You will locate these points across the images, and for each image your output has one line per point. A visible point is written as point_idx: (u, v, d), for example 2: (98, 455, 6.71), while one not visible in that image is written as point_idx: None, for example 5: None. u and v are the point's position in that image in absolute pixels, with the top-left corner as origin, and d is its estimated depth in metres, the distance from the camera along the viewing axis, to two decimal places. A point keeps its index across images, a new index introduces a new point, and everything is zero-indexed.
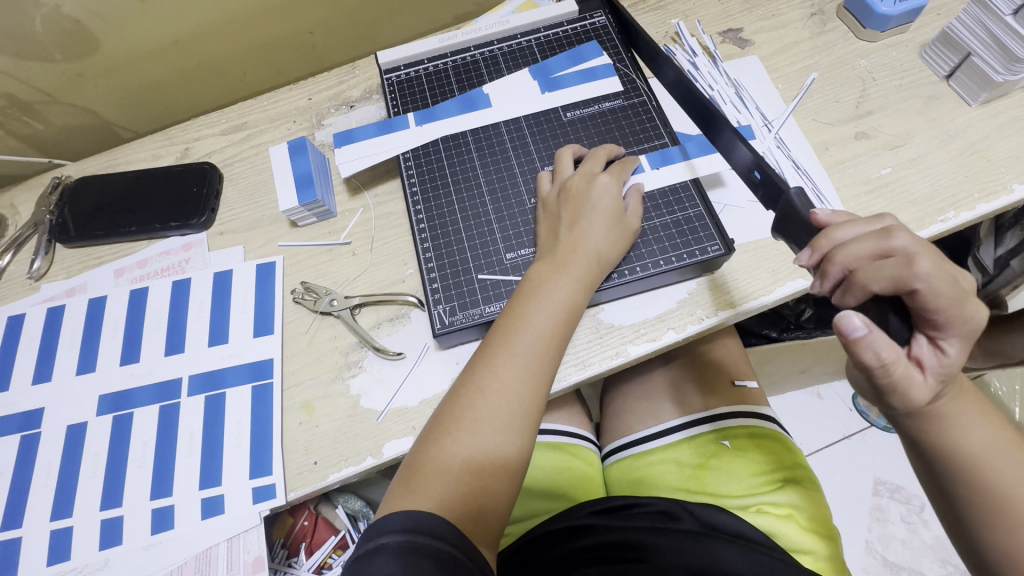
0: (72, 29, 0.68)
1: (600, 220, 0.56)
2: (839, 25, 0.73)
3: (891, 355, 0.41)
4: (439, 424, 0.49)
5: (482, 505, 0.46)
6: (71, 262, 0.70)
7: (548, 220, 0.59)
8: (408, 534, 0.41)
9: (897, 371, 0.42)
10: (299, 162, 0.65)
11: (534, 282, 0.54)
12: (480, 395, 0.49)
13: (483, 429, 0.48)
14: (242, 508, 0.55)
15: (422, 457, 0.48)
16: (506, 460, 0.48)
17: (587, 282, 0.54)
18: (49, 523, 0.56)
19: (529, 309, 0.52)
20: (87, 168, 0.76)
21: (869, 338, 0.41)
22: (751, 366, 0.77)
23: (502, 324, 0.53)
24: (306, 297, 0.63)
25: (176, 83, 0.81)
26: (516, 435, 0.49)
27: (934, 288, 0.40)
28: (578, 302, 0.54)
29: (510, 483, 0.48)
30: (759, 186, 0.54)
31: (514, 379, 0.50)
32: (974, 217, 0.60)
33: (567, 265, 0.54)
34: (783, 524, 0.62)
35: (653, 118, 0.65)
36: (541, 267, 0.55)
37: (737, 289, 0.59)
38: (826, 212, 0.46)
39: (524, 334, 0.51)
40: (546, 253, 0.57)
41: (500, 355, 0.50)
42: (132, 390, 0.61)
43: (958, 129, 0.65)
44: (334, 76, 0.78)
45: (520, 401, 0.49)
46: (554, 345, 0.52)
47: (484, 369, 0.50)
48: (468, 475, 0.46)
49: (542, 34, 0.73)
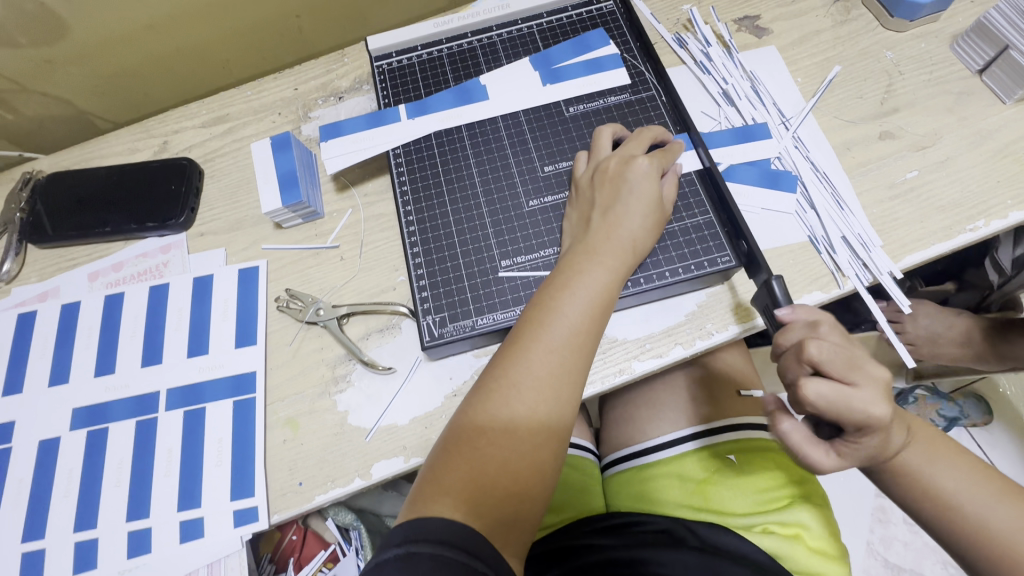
0: (38, 12, 0.63)
1: (638, 203, 0.52)
2: (864, 13, 0.68)
3: (789, 428, 0.45)
4: (470, 420, 0.45)
5: (519, 513, 0.43)
6: (43, 263, 0.66)
7: (580, 207, 0.55)
8: (429, 545, 0.38)
9: (797, 443, 0.45)
10: (283, 158, 0.61)
11: (564, 274, 0.50)
12: (514, 393, 0.45)
13: (519, 432, 0.44)
14: (222, 531, 0.52)
15: (454, 460, 0.44)
16: (543, 465, 0.44)
17: (621, 273, 0.50)
18: (21, 545, 0.53)
19: (562, 301, 0.48)
20: (60, 163, 0.71)
21: (775, 413, 0.46)
22: (757, 375, 0.73)
23: (532, 315, 0.48)
24: (291, 305, 0.60)
25: (154, 71, 0.76)
26: (552, 439, 0.45)
27: (820, 408, 0.42)
28: (611, 295, 0.49)
29: (545, 488, 0.45)
30: (743, 255, 0.54)
31: (550, 375, 0.46)
32: (1006, 226, 0.56)
33: (599, 253, 0.50)
34: (791, 546, 0.59)
35: (662, 114, 0.61)
36: (572, 258, 0.51)
37: (748, 303, 0.55)
38: (787, 309, 0.47)
39: (556, 328, 0.47)
40: (577, 241, 0.52)
41: (533, 350, 0.46)
42: (107, 404, 0.57)
43: (991, 129, 0.60)
44: (322, 64, 0.73)
45: (558, 399, 0.46)
46: (586, 342, 0.47)
47: (516, 364, 0.46)
48: (504, 480, 0.43)
49: (544, 20, 0.68)
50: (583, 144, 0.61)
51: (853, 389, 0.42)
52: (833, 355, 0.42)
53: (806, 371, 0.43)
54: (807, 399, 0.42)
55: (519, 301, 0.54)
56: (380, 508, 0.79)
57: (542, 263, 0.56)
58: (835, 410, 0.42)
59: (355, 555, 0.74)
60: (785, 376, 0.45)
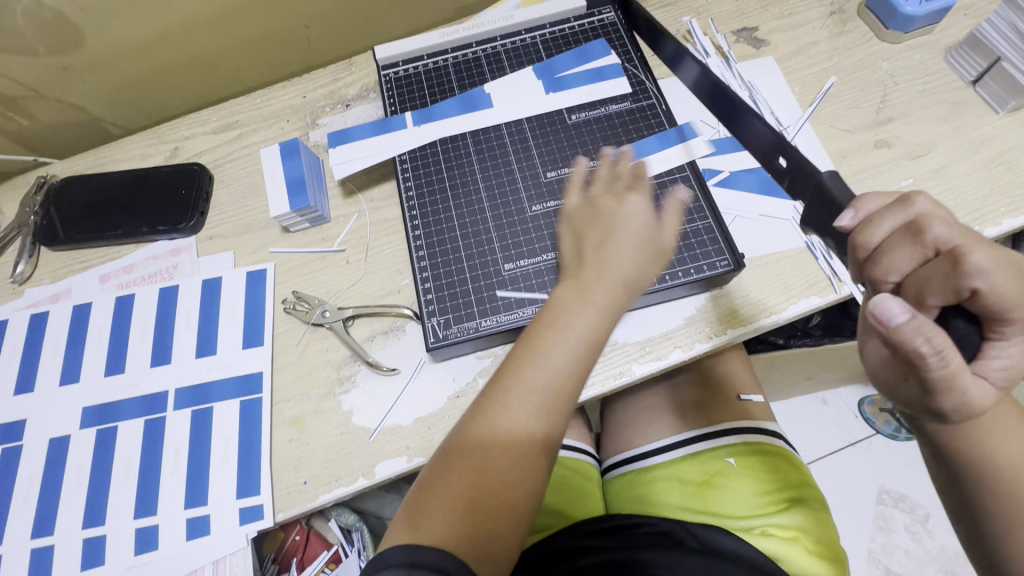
0: (56, 21, 0.65)
1: (628, 239, 0.47)
2: (859, 25, 0.69)
3: (945, 341, 0.33)
4: (456, 446, 0.43)
5: (489, 552, 0.41)
6: (56, 265, 0.67)
7: (569, 232, 0.49)
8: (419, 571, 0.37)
9: (955, 363, 0.33)
10: (291, 164, 0.63)
11: (553, 311, 0.45)
12: (490, 434, 0.43)
13: (494, 474, 0.42)
14: (228, 529, 0.53)
15: (429, 491, 0.42)
16: (515, 507, 0.42)
17: (613, 315, 0.45)
18: (30, 541, 0.54)
19: (549, 342, 0.44)
20: (73, 168, 0.73)
21: (914, 325, 0.33)
22: (757, 380, 0.74)
23: (516, 352, 0.45)
24: (298, 307, 0.61)
25: (167, 79, 0.78)
26: (526, 482, 0.42)
27: (997, 286, 0.33)
28: (602, 336, 0.45)
29: (519, 528, 0.43)
30: (784, 174, 0.49)
31: (532, 419, 0.42)
32: (1000, 232, 0.57)
33: (589, 287, 0.45)
34: (789, 548, 0.59)
35: (662, 122, 0.62)
36: (562, 291, 0.46)
37: (747, 307, 0.56)
38: (848, 214, 0.40)
39: (540, 371, 0.43)
40: (567, 272, 0.47)
41: (512, 392, 0.43)
42: (117, 403, 0.59)
43: (985, 138, 0.61)
44: (330, 73, 0.75)
45: (535, 445, 0.43)
46: (572, 387, 0.43)
47: (496, 404, 0.43)
48: (474, 518, 0.41)
49: (547, 31, 0.70)
50: (585, 151, 0.62)
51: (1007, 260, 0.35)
52: (955, 230, 0.35)
53: (931, 252, 0.35)
54: (979, 275, 0.32)
55: (522, 304, 0.55)
56: (383, 510, 0.80)
57: (544, 267, 0.57)
58: (1010, 289, 0.34)
59: (356, 556, 0.74)
60: (895, 274, 0.36)
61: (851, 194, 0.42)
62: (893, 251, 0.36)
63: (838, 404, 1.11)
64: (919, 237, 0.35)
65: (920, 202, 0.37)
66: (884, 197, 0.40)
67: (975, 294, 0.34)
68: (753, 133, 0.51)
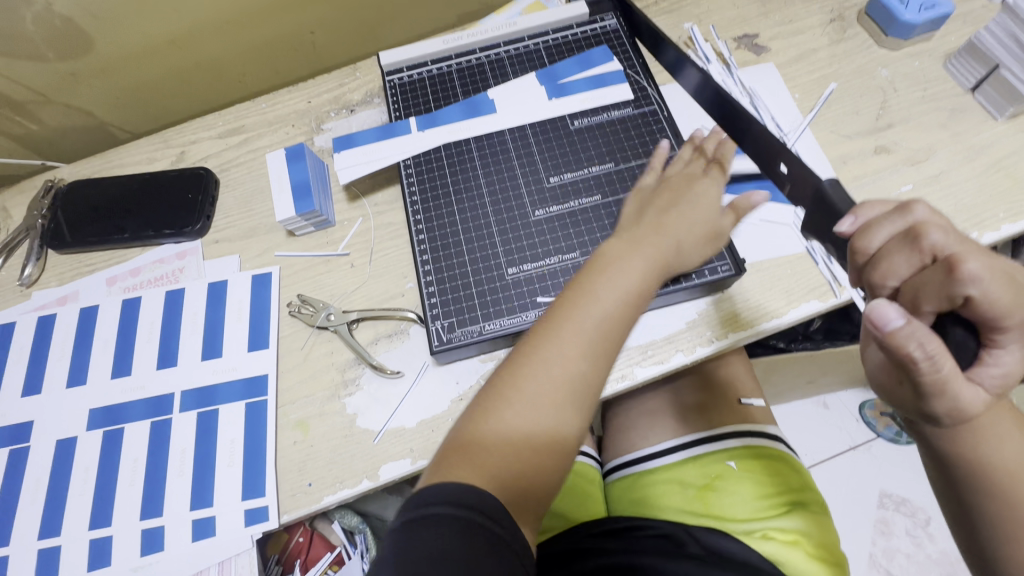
0: (65, 27, 0.66)
1: (692, 215, 0.52)
2: (859, 32, 0.70)
3: (938, 346, 0.34)
4: (502, 377, 0.45)
5: (530, 483, 0.42)
6: (64, 268, 0.68)
7: (636, 198, 0.56)
8: (442, 507, 0.37)
9: (947, 368, 0.34)
10: (296, 168, 0.63)
11: (605, 261, 0.49)
12: (543, 366, 0.44)
13: (541, 406, 0.43)
14: (234, 530, 0.53)
15: (477, 421, 0.44)
16: (561, 443, 0.44)
17: (659, 272, 0.49)
18: (37, 542, 0.55)
19: (597, 286, 0.47)
20: (80, 172, 0.74)
21: (909, 330, 0.33)
22: (758, 384, 0.74)
23: (567, 294, 0.47)
24: (302, 310, 0.62)
25: (173, 84, 0.79)
26: (570, 418, 0.44)
27: (991, 294, 0.33)
28: (647, 288, 0.48)
29: (559, 464, 0.44)
30: (786, 180, 0.48)
31: (580, 357, 0.45)
32: (998, 238, 0.58)
33: (642, 240, 0.50)
34: (789, 552, 0.60)
35: (664, 127, 0.63)
36: (614, 245, 0.50)
37: (748, 312, 0.57)
38: (849, 218, 0.40)
39: (591, 310, 0.46)
40: (625, 229, 0.52)
41: (564, 327, 0.45)
42: (124, 405, 0.59)
43: (983, 144, 0.62)
44: (335, 78, 0.76)
45: (584, 383, 0.45)
46: (617, 334, 0.46)
47: (549, 340, 0.45)
48: (523, 446, 0.43)
49: (551, 37, 0.70)
50: (588, 156, 0.63)
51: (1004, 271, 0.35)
52: (954, 237, 0.35)
53: (929, 259, 0.36)
54: (972, 283, 0.33)
55: (526, 307, 0.56)
56: (385, 512, 0.80)
57: (547, 271, 0.57)
58: (1004, 297, 0.34)
59: (360, 557, 0.75)
60: (893, 280, 0.37)
61: (850, 201, 0.42)
62: (892, 257, 0.37)
63: (839, 407, 1.12)
64: (917, 244, 0.36)
65: (920, 209, 0.37)
66: (887, 204, 0.40)
67: (969, 302, 0.34)
68: (753, 137, 0.51)
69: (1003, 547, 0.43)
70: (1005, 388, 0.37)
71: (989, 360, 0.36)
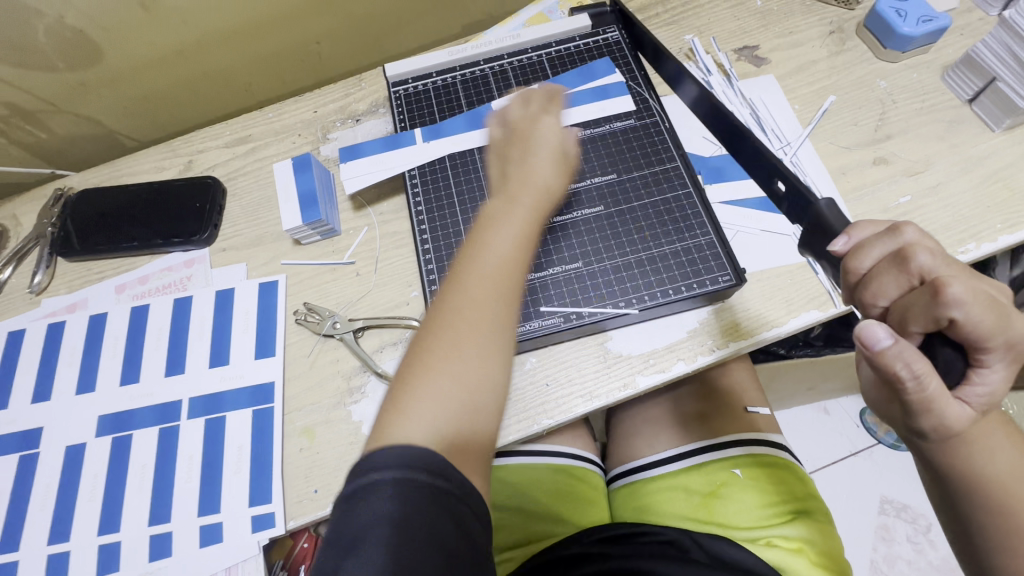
0: (76, 39, 0.67)
1: (549, 154, 0.56)
2: (858, 44, 0.71)
3: (924, 366, 0.35)
4: (417, 347, 0.45)
5: (475, 440, 0.42)
6: (73, 276, 0.69)
7: (497, 161, 0.58)
8: (413, 472, 0.37)
9: (933, 387, 0.35)
10: (304, 178, 0.64)
11: (488, 214, 0.52)
12: (448, 320, 0.45)
13: (456, 361, 0.43)
14: (241, 535, 0.54)
15: (398, 396, 0.42)
16: (490, 389, 0.44)
17: (537, 209, 0.53)
18: (46, 548, 0.56)
19: (490, 236, 0.49)
20: (89, 180, 0.75)
21: (896, 350, 0.34)
22: (762, 393, 0.75)
23: (460, 254, 0.49)
24: (309, 318, 0.62)
25: (181, 93, 0.80)
26: (492, 365, 0.44)
27: (973, 317, 0.34)
28: (533, 227, 0.51)
29: (494, 412, 0.44)
30: (783, 198, 0.49)
31: (487, 300, 0.46)
32: (996, 249, 0.58)
33: (517, 193, 0.53)
34: (793, 560, 0.60)
35: (665, 139, 0.64)
36: (495, 202, 0.53)
37: (749, 321, 0.58)
38: (842, 237, 0.40)
39: (486, 258, 0.48)
40: (498, 189, 0.55)
41: (458, 281, 0.47)
42: (132, 412, 0.60)
43: (981, 155, 0.63)
44: (341, 88, 0.77)
45: (495, 326, 0.46)
46: (519, 269, 0.48)
47: (450, 296, 0.46)
48: (457, 405, 0.42)
49: (553, 49, 0.71)
50: (589, 168, 0.64)
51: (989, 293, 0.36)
52: (943, 261, 0.36)
53: (917, 280, 0.36)
54: (957, 306, 0.34)
55: (528, 317, 0.57)
56: None
57: (550, 282, 0.58)
58: (988, 319, 0.35)
59: None
60: (883, 300, 0.38)
61: (846, 221, 0.42)
62: (881, 278, 0.38)
63: (839, 413, 1.12)
64: (904, 266, 0.37)
65: (909, 231, 0.38)
66: (880, 224, 0.40)
67: (953, 324, 0.35)
68: (748, 154, 0.52)
69: (998, 558, 0.44)
70: (991, 406, 0.38)
71: (977, 378, 0.37)
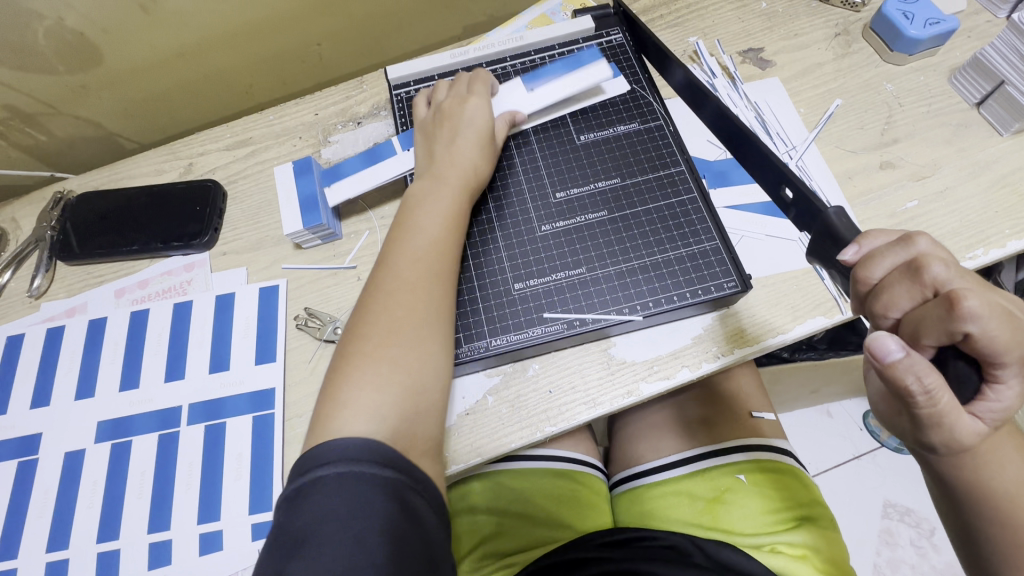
0: (76, 41, 0.66)
1: (474, 135, 0.60)
2: (864, 47, 0.71)
3: (937, 380, 0.34)
4: (355, 327, 0.49)
5: (418, 406, 0.46)
6: (72, 279, 0.68)
7: (427, 140, 0.62)
8: (361, 466, 0.41)
9: (944, 402, 0.35)
10: (304, 182, 0.64)
11: (416, 197, 0.56)
12: (383, 298, 0.50)
13: (394, 333, 0.48)
14: (241, 543, 0.53)
15: (339, 372, 0.47)
16: (428, 358, 0.48)
17: (462, 191, 0.57)
18: (45, 555, 0.55)
19: (416, 219, 0.55)
20: (89, 183, 0.74)
21: (908, 362, 0.34)
22: (767, 399, 0.73)
23: (392, 239, 0.54)
24: (309, 323, 0.62)
25: (181, 95, 0.80)
26: (427, 334, 0.49)
27: (990, 331, 0.34)
28: (459, 207, 0.56)
29: (438, 379, 0.48)
30: (790, 206, 0.48)
31: (417, 277, 0.51)
32: (1004, 254, 0.58)
33: (445, 177, 0.57)
34: (797, 566, 0.60)
35: (670, 144, 0.63)
36: (421, 183, 0.58)
37: (754, 327, 0.57)
38: (852, 247, 0.39)
39: (415, 237, 0.53)
40: (426, 170, 0.59)
41: (392, 262, 0.52)
42: (132, 418, 0.60)
43: (989, 159, 0.62)
44: (342, 91, 0.76)
45: (426, 300, 0.50)
46: (445, 247, 0.54)
47: (383, 278, 0.51)
48: (399, 377, 0.46)
49: (556, 52, 0.71)
50: (592, 172, 0.63)
51: (1002, 306, 0.35)
52: (957, 274, 0.35)
53: (931, 292, 0.36)
54: (972, 320, 0.33)
55: (531, 323, 0.56)
56: None
57: (553, 287, 0.58)
58: (1004, 334, 0.34)
59: None
60: (896, 311, 0.37)
61: (855, 230, 0.42)
62: (893, 288, 0.37)
63: (842, 416, 1.11)
64: (918, 277, 0.36)
65: (922, 241, 0.37)
66: (893, 234, 0.39)
67: (969, 338, 0.34)
68: (756, 159, 0.51)
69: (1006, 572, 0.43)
70: (1002, 419, 0.37)
71: (990, 394, 0.36)
